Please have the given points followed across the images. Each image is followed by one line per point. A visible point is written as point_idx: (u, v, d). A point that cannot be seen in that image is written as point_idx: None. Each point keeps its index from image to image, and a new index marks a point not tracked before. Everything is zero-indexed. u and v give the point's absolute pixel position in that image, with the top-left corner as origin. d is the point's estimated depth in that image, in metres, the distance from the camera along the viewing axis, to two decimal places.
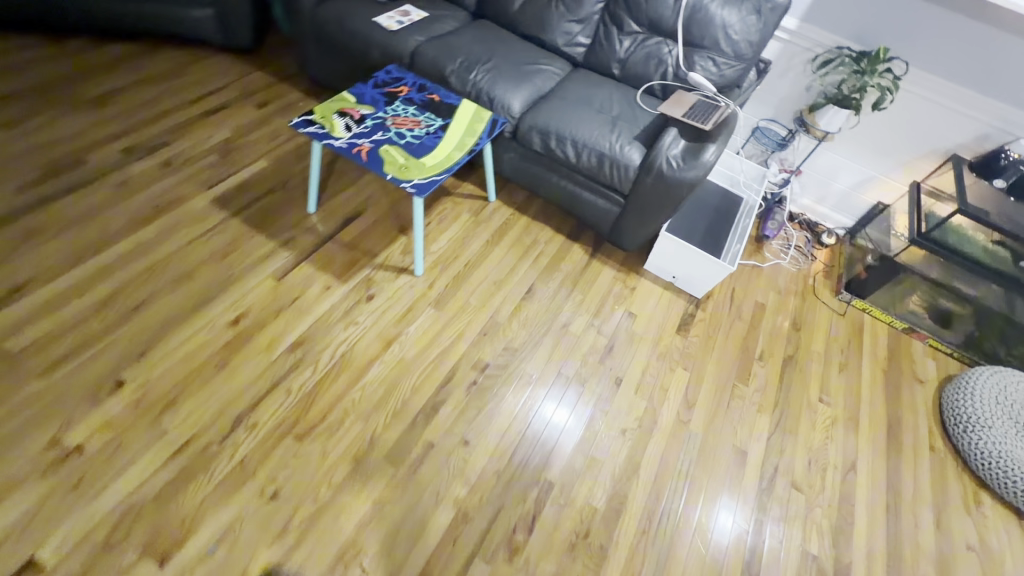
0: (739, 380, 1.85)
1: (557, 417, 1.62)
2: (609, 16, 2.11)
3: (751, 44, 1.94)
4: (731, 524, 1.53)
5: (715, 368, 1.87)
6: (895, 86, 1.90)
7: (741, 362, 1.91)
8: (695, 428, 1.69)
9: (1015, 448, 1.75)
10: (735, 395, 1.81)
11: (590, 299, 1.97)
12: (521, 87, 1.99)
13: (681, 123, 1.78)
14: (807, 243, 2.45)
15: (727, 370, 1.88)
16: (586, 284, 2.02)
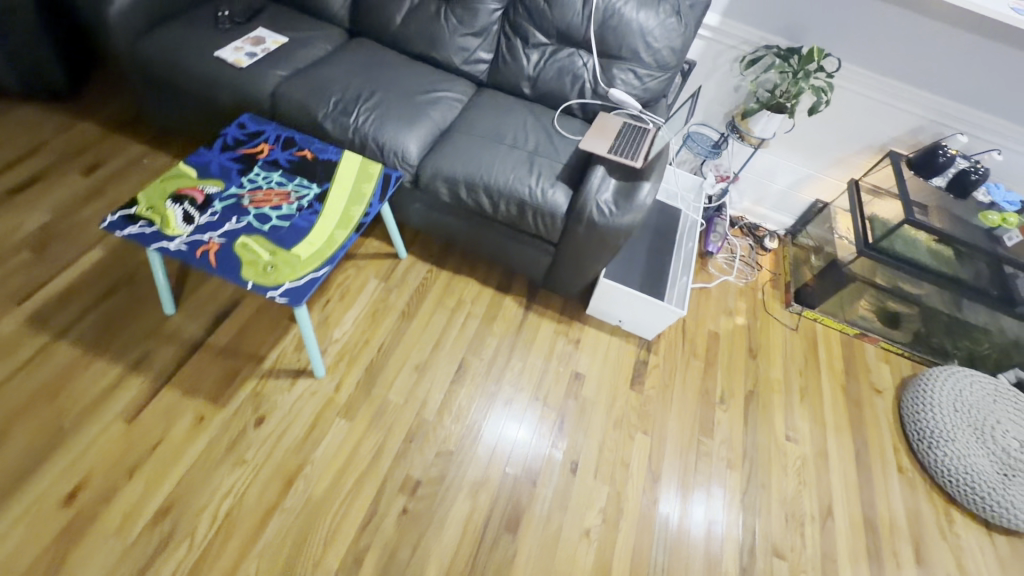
0: (705, 434, 1.68)
1: (520, 437, 1.55)
2: (510, 26, 1.78)
3: (674, 52, 1.70)
4: (722, 518, 1.53)
5: (678, 422, 1.69)
6: (830, 86, 1.72)
7: (704, 408, 1.74)
8: (666, 510, 1.50)
9: (978, 460, 1.71)
10: (703, 451, 1.64)
11: (531, 363, 1.72)
12: (416, 126, 1.64)
13: (608, 159, 1.51)
14: (750, 252, 2.31)
15: (690, 422, 1.70)
16: (525, 346, 1.76)
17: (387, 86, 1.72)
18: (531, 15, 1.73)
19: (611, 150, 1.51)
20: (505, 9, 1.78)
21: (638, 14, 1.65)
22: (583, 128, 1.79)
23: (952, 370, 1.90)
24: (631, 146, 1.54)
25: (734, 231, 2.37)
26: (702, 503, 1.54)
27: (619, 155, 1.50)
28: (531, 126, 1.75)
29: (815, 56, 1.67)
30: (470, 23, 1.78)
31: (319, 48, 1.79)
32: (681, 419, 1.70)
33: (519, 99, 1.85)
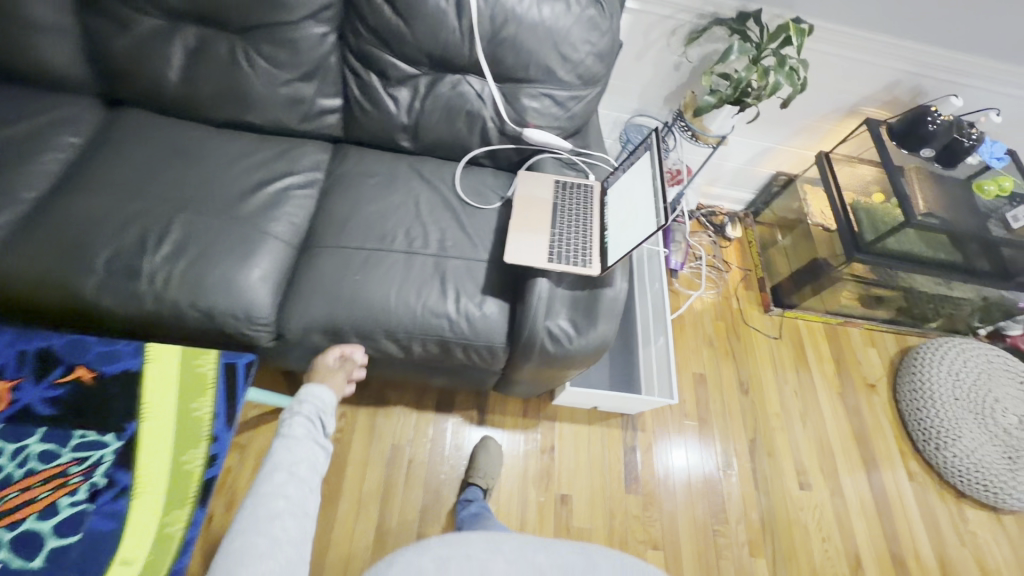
0: (706, 457, 1.54)
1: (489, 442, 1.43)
2: (354, 55, 1.16)
3: (602, 58, 1.17)
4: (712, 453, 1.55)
5: (679, 449, 1.54)
6: (795, 83, 1.25)
7: (705, 454, 1.54)
8: (668, 462, 1.51)
9: (987, 452, 1.61)
10: (703, 445, 1.56)
11: (507, 459, 1.42)
12: (255, 258, 1.08)
13: (552, 273, 1.03)
14: (714, 248, 1.97)
15: (693, 465, 1.52)
16: (497, 440, 1.44)
17: (193, 200, 1.11)
18: (382, 37, 1.11)
19: (551, 255, 1.02)
20: (340, 29, 1.15)
21: (542, 14, 1.10)
22: (499, 186, 1.29)
23: (947, 349, 1.75)
24: (577, 236, 1.07)
25: (692, 226, 2.00)
26: (697, 462, 1.53)
27: (565, 260, 1.02)
28: (429, 204, 1.23)
29: (787, 30, 1.22)
30: (293, 64, 1.15)
31: (58, 152, 1.11)
32: (683, 455, 1.53)
33: (400, 159, 1.29)
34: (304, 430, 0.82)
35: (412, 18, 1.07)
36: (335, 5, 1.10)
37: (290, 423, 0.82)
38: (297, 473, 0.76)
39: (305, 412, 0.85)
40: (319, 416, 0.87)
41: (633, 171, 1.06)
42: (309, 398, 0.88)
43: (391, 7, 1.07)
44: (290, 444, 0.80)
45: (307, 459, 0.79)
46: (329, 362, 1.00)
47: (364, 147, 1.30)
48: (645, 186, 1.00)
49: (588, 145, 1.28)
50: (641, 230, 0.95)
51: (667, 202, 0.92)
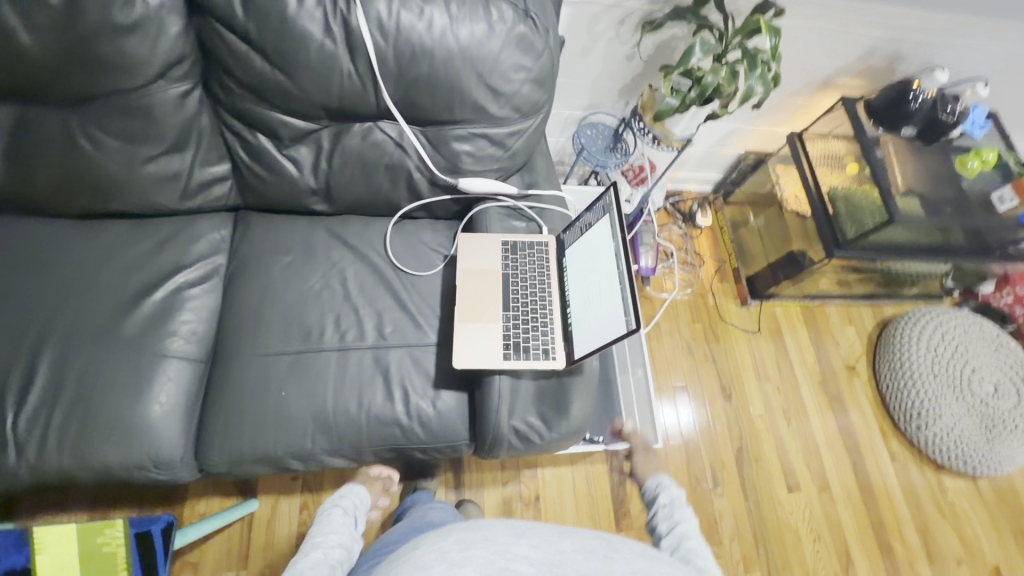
0: (683, 412, 1.58)
1: (470, 490, 1.36)
2: (230, 114, 0.92)
3: (542, 83, 0.96)
4: (687, 409, 1.59)
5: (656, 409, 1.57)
6: (766, 80, 1.04)
7: (681, 408, 1.58)
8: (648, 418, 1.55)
9: (965, 426, 1.61)
10: (679, 401, 1.60)
11: (489, 502, 1.36)
12: (151, 388, 0.89)
13: (512, 371, 0.89)
14: (685, 241, 1.83)
15: (670, 421, 1.56)
16: (480, 491, 1.36)
17: (59, 327, 0.90)
18: (260, 93, 0.87)
19: (506, 349, 0.88)
20: (204, 83, 0.89)
21: (458, 42, 0.87)
22: (439, 242, 1.10)
23: (923, 324, 1.71)
24: (535, 318, 0.92)
25: (659, 218, 1.84)
26: (672, 419, 1.57)
27: (523, 353, 0.88)
28: (359, 280, 1.04)
29: (755, 23, 1.03)
30: (152, 136, 0.90)
31: None
32: (660, 412, 1.57)
33: (317, 224, 1.08)
34: (342, 517, 0.91)
35: (291, 68, 0.83)
36: (188, 56, 0.85)
37: (329, 512, 0.91)
38: (335, 538, 0.85)
39: (343, 506, 0.94)
40: (353, 512, 0.94)
41: (592, 235, 0.88)
42: (345, 498, 0.95)
43: (261, 55, 0.83)
44: (326, 528, 0.86)
45: (341, 535, 0.86)
46: (371, 474, 1.15)
47: (270, 214, 1.08)
48: (607, 263, 0.82)
49: (536, 182, 1.08)
50: (606, 325, 0.79)
51: (635, 294, 0.75)
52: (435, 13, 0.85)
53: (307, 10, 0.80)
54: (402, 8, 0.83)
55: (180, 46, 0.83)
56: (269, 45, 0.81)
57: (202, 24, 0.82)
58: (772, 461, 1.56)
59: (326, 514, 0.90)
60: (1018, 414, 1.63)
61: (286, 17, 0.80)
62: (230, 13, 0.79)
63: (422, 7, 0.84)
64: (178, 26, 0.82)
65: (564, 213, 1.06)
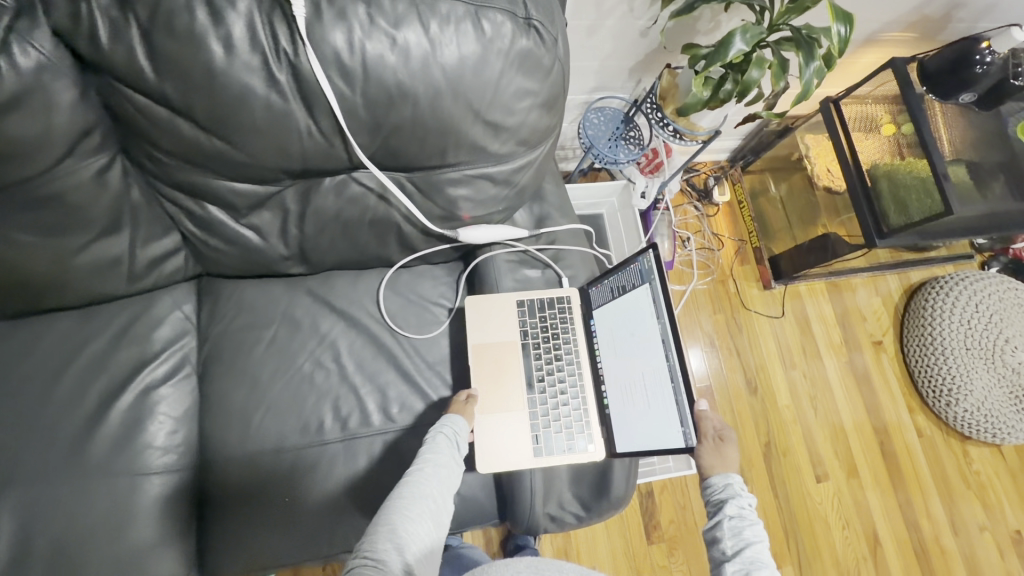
0: (696, 358, 1.57)
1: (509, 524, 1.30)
2: (169, 183, 0.74)
3: (556, 107, 0.76)
4: (699, 356, 1.57)
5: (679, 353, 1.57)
6: (818, 70, 0.88)
7: (694, 352, 1.57)
8: None
9: (995, 398, 1.56)
10: (691, 345, 1.58)
11: None
12: (137, 513, 0.76)
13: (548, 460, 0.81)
14: (702, 224, 1.69)
15: None
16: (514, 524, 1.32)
17: (8, 464, 0.74)
18: (199, 162, 0.69)
19: (536, 442, 0.82)
20: (127, 152, 0.71)
21: (447, 74, 0.67)
22: (441, 293, 0.96)
23: (956, 294, 1.61)
24: (566, 397, 0.85)
25: (674, 199, 1.69)
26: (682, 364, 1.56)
27: (555, 445, 0.82)
28: (356, 353, 0.90)
29: (809, 2, 0.83)
30: (74, 224, 0.71)
31: None
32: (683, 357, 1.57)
33: (297, 286, 0.92)
34: (447, 446, 0.75)
35: (234, 133, 0.65)
36: (96, 124, 0.66)
37: (432, 444, 0.74)
38: (441, 477, 0.71)
39: (447, 433, 0.76)
40: (458, 441, 0.76)
41: (627, 306, 0.81)
42: (448, 422, 0.78)
43: (192, 122, 0.64)
44: (430, 466, 0.71)
45: (449, 475, 0.72)
46: (458, 398, 0.82)
47: (240, 281, 0.92)
48: (652, 352, 0.77)
49: (548, 216, 0.93)
50: (662, 422, 0.74)
51: (688, 398, 0.72)
52: (411, 40, 0.64)
53: (240, 58, 0.60)
54: (367, 37, 0.62)
55: (81, 116, 0.63)
56: (199, 109, 0.62)
57: (104, 85, 0.62)
58: (785, 408, 1.56)
59: (437, 436, 0.76)
60: None
61: (214, 72, 0.60)
62: (137, 72, 0.59)
63: (393, 33, 0.63)
64: (73, 91, 0.62)
65: (581, 249, 0.94)
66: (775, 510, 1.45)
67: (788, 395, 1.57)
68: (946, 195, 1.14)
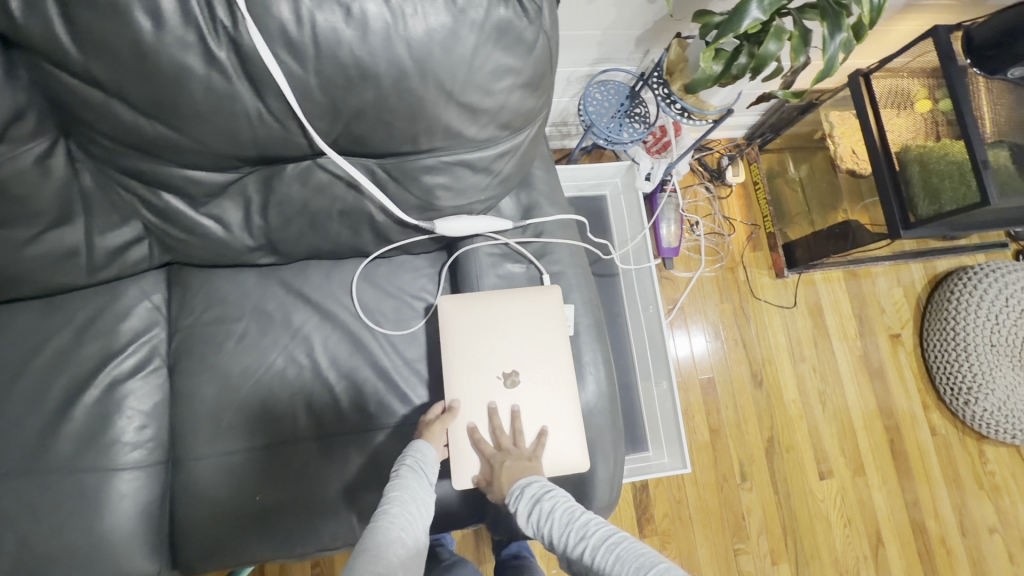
0: (702, 346, 1.50)
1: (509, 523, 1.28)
2: (118, 170, 0.70)
3: (543, 86, 0.68)
4: (703, 344, 1.51)
5: (682, 337, 1.50)
6: (846, 43, 0.77)
7: (700, 340, 1.51)
8: (676, 351, 1.49)
9: (1018, 398, 1.47)
10: (694, 330, 1.51)
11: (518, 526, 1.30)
12: (103, 511, 0.75)
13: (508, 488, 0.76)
14: (713, 207, 1.59)
15: (686, 350, 1.50)
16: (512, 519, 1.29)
17: None
18: (144, 147, 0.65)
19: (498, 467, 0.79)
20: (71, 136, 0.67)
21: (413, 50, 0.59)
22: (421, 285, 0.91)
23: (984, 287, 1.50)
24: None
25: (684, 180, 1.59)
26: (685, 350, 1.49)
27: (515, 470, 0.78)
28: (331, 349, 0.86)
29: None
30: (23, 214, 0.69)
31: None
32: (687, 342, 1.50)
33: (270, 277, 0.88)
34: (414, 478, 0.71)
35: (178, 119, 0.61)
36: (31, 108, 0.62)
37: (396, 482, 0.71)
38: (410, 514, 0.68)
39: (412, 465, 0.73)
40: (426, 469, 0.73)
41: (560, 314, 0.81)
42: (414, 451, 0.74)
43: (131, 105, 0.60)
44: (397, 502, 0.68)
45: (419, 510, 0.69)
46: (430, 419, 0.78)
47: (211, 270, 0.88)
48: None
49: (537, 204, 0.85)
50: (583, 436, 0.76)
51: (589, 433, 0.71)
52: (370, 11, 0.56)
53: (172, 33, 0.55)
54: (317, 7, 0.55)
55: (11, 101, 0.60)
56: (134, 94, 0.59)
57: (34, 65, 0.59)
58: (790, 403, 1.49)
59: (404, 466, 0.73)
60: None
61: (145, 49, 0.55)
62: (62, 49, 0.55)
63: (348, 2, 0.56)
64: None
65: (571, 242, 0.85)
66: (774, 506, 1.41)
67: (795, 389, 1.50)
68: (986, 183, 1.04)
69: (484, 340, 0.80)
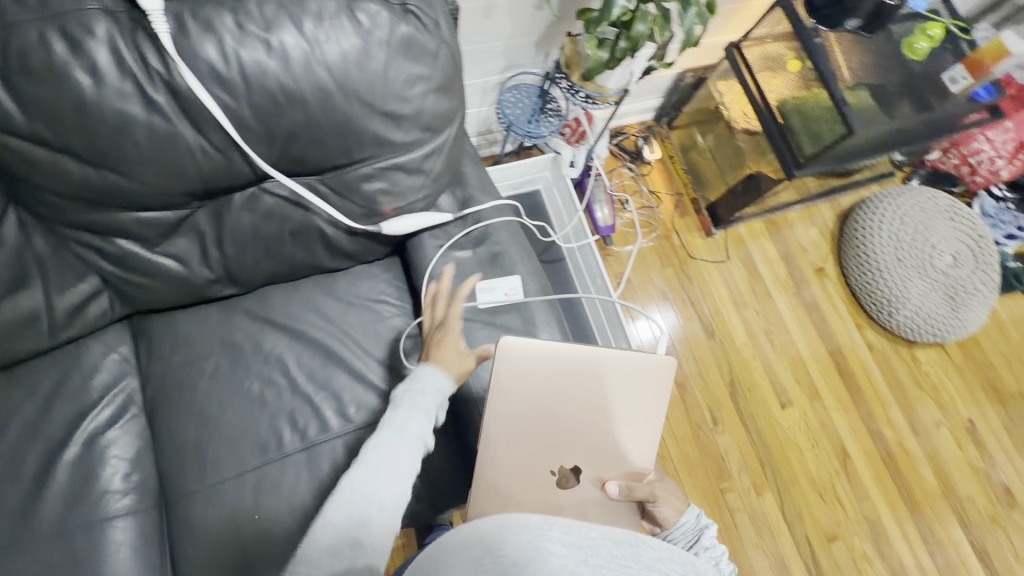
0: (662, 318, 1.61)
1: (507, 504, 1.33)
2: (69, 226, 0.74)
3: (454, 87, 0.77)
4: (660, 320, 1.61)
5: (643, 323, 1.60)
6: (701, 17, 0.91)
7: (659, 317, 1.61)
8: (643, 339, 1.59)
9: (932, 301, 1.65)
10: (652, 313, 1.61)
11: None
12: (102, 562, 0.76)
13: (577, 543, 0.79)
14: (638, 184, 1.73)
15: (655, 330, 1.60)
16: None
17: None
18: (94, 199, 0.70)
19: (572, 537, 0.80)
20: (18, 201, 0.72)
21: (332, 71, 0.67)
22: (380, 290, 0.97)
23: (881, 212, 1.70)
24: None
25: (608, 164, 1.73)
26: (647, 335, 1.59)
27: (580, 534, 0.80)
28: (304, 364, 0.91)
29: None
30: None
31: None
32: (648, 326, 1.60)
33: (233, 309, 0.93)
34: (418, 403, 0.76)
35: (122, 165, 0.66)
36: None
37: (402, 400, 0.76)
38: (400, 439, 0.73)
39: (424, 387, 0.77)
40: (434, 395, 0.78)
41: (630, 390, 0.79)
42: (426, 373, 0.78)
43: (78, 158, 0.65)
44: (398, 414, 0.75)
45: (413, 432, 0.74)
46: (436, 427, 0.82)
47: (173, 314, 0.91)
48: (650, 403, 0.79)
49: (471, 197, 0.94)
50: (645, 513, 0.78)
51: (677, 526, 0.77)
52: (287, 44, 0.64)
53: (110, 86, 0.61)
54: (239, 46, 0.63)
55: None
56: (80, 146, 0.64)
57: None
58: (741, 345, 1.62)
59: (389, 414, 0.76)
60: (982, 278, 1.68)
61: (86, 104, 0.61)
62: (8, 116, 0.61)
63: (267, 38, 0.64)
64: None
65: (508, 223, 0.93)
66: (746, 442, 1.52)
67: (743, 333, 1.64)
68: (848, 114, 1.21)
69: (553, 400, 0.78)
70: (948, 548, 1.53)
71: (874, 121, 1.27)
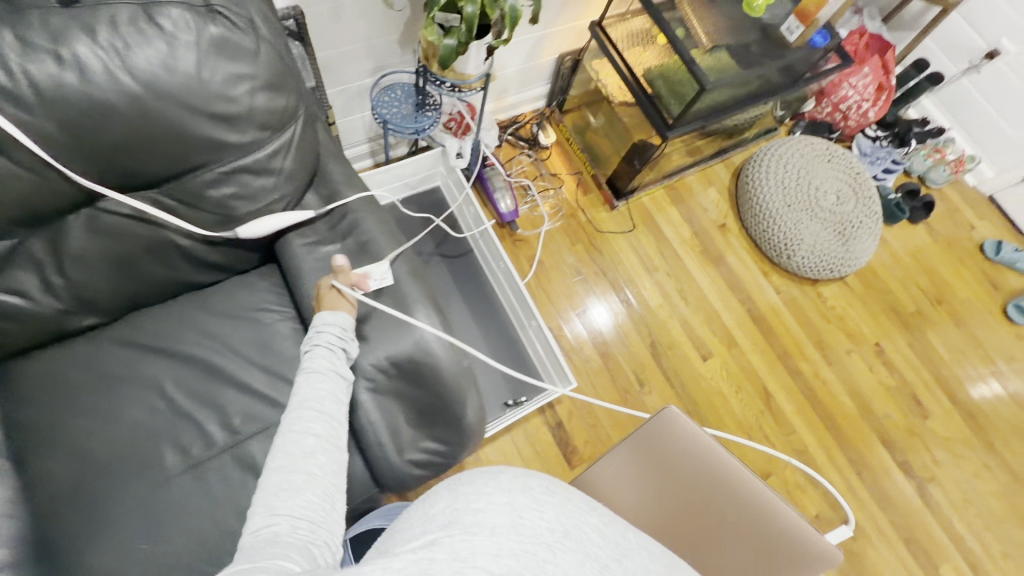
0: (595, 313, 1.64)
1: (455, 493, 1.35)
2: None
3: (284, 83, 0.78)
4: (602, 313, 1.65)
5: (578, 325, 1.62)
6: None
7: (593, 312, 1.64)
8: (575, 329, 1.61)
9: (824, 239, 1.76)
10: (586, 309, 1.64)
11: None
12: None
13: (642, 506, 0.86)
14: (538, 168, 1.79)
15: (588, 324, 1.63)
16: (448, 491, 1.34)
17: None
18: None
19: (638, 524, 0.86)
20: None
21: (139, 78, 0.68)
22: (258, 298, 0.96)
23: (766, 164, 1.81)
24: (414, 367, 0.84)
25: (506, 153, 1.78)
26: (581, 327, 1.61)
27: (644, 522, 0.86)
28: (184, 383, 0.89)
29: None
30: None
31: None
32: (581, 323, 1.62)
33: (101, 339, 0.90)
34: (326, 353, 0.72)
35: None
36: None
37: (311, 353, 0.71)
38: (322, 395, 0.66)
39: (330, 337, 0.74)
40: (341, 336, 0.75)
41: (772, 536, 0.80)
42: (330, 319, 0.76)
43: None
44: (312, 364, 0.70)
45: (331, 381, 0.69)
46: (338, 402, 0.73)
47: (35, 353, 0.88)
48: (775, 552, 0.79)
49: (336, 192, 0.94)
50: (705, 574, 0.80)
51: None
52: (84, 56, 0.64)
53: None
54: (28, 61, 0.62)
55: None
56: None
57: None
58: (655, 307, 1.69)
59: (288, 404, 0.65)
60: (866, 212, 1.80)
61: None
62: None
63: (57, 50, 0.63)
64: None
65: (376, 212, 0.94)
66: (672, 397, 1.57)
67: (656, 295, 1.70)
68: (699, 70, 1.28)
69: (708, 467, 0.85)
70: (875, 468, 1.62)
71: (728, 74, 1.36)
